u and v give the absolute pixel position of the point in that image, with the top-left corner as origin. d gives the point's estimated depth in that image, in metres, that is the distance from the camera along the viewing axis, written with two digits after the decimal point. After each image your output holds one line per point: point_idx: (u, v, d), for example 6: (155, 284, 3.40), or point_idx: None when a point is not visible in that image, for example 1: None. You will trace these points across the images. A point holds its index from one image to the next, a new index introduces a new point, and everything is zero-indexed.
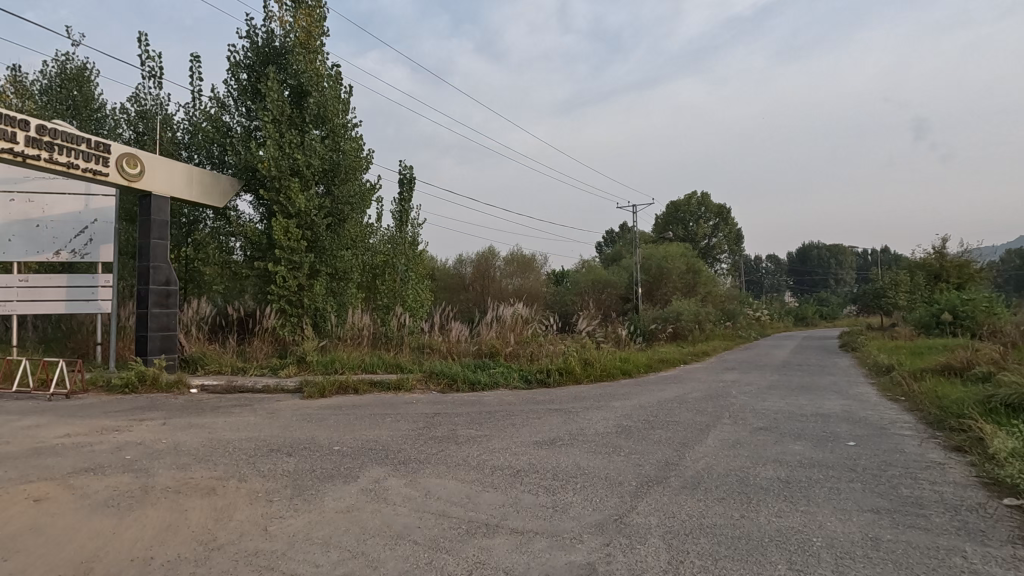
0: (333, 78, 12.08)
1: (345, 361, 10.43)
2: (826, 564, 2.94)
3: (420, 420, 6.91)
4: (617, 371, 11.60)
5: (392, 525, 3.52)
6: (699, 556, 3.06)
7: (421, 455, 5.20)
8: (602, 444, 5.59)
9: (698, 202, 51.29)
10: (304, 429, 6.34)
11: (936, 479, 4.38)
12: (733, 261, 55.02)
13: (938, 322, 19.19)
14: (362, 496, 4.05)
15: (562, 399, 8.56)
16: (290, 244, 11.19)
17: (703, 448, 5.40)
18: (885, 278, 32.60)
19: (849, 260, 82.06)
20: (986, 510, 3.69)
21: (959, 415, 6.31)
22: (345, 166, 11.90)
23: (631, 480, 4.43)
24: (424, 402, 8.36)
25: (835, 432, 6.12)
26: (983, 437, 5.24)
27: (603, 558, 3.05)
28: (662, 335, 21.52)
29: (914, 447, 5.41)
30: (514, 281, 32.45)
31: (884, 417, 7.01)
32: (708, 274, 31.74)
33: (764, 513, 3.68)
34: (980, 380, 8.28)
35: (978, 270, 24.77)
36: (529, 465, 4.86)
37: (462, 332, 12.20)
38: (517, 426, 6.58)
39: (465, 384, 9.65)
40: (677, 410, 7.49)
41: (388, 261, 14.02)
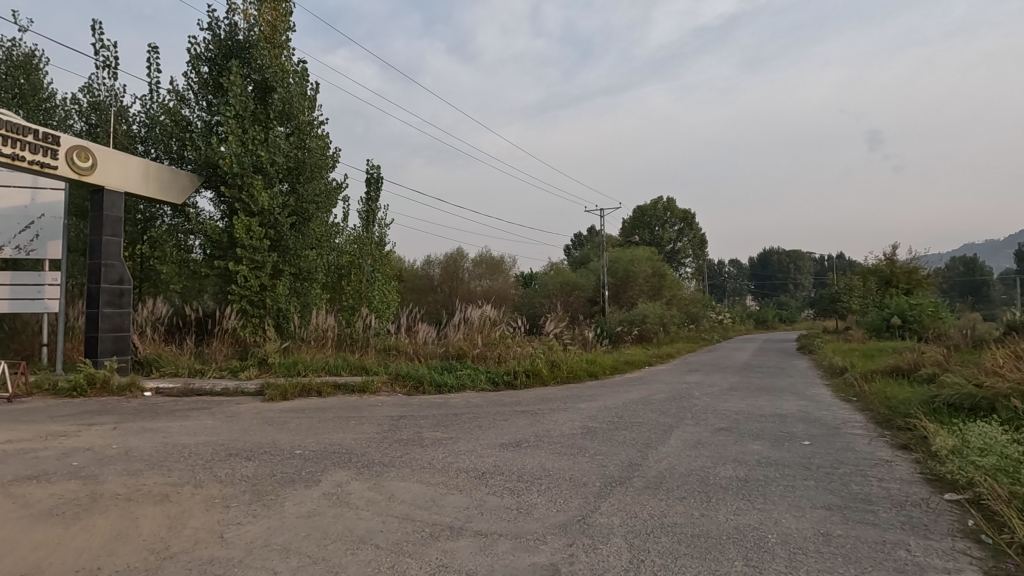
0: (299, 74, 11.86)
1: (308, 363, 10.23)
2: (780, 560, 3.03)
3: (386, 422, 6.83)
4: (583, 373, 11.72)
5: (354, 529, 3.47)
6: (660, 555, 3.11)
7: (386, 458, 5.14)
8: (567, 446, 5.64)
9: (664, 207, 52.46)
10: (265, 433, 6.19)
11: (884, 476, 4.58)
12: (698, 266, 56.24)
13: (888, 325, 20.09)
14: (325, 500, 3.98)
15: (529, 401, 8.60)
16: (252, 243, 10.90)
17: (665, 448, 5.51)
18: (840, 282, 33.93)
19: (806, 266, 85.07)
20: (929, 505, 3.87)
21: (905, 414, 6.62)
22: (310, 164, 11.69)
23: (595, 480, 4.49)
24: (390, 404, 8.26)
25: (792, 432, 6.32)
26: (926, 435, 5.52)
27: (566, 559, 3.08)
28: (628, 338, 21.89)
29: (864, 446, 5.64)
30: (482, 283, 32.44)
31: (837, 417, 7.28)
32: (673, 277, 32.39)
33: (723, 511, 3.77)
34: (925, 381, 8.71)
35: (926, 277, 26.04)
36: (494, 468, 4.86)
37: (429, 333, 12.12)
38: (483, 428, 6.58)
39: (431, 386, 9.60)
40: (641, 411, 7.62)
41: (354, 262, 13.85)
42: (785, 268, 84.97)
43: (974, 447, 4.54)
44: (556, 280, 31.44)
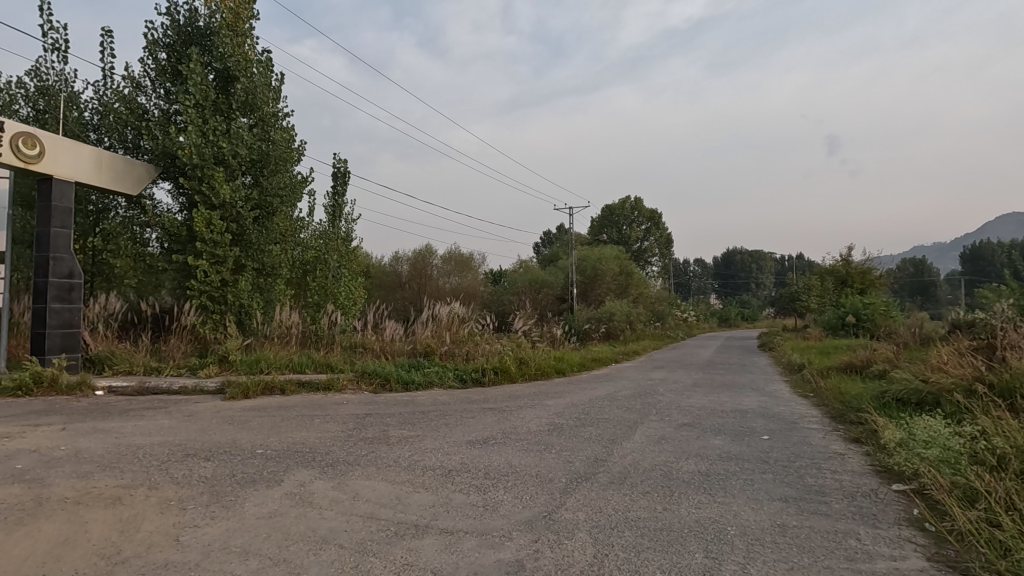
0: (263, 64, 11.55)
1: (271, 360, 9.98)
2: (738, 551, 3.12)
3: (351, 421, 6.73)
4: (551, 370, 11.80)
5: (317, 529, 3.41)
6: (624, 549, 3.16)
7: (350, 457, 5.07)
8: (534, 442, 5.68)
9: (632, 207, 53.20)
10: (224, 432, 6.03)
11: (837, 468, 4.76)
12: (664, 265, 57.23)
13: (843, 324, 20.89)
14: (286, 501, 3.89)
15: (496, 398, 8.61)
16: (213, 237, 10.56)
17: (629, 444, 5.59)
18: (799, 282, 35.05)
19: (767, 266, 87.58)
20: (878, 495, 4.05)
21: (857, 409, 6.90)
22: (274, 157, 11.41)
23: (561, 476, 4.53)
24: (356, 402, 8.15)
25: (751, 427, 6.50)
26: (876, 429, 5.76)
27: (531, 554, 3.10)
28: (595, 335, 22.14)
29: (819, 440, 5.85)
30: (451, 280, 32.29)
31: (795, 412, 7.54)
32: (640, 275, 32.90)
33: (685, 505, 3.86)
34: (877, 377, 9.10)
35: (878, 277, 27.15)
36: (461, 465, 4.85)
37: (396, 331, 12.01)
38: (450, 425, 6.55)
39: (398, 384, 9.50)
40: (607, 407, 7.72)
41: (319, 257, 13.60)
42: (747, 268, 87.33)
43: (919, 440, 4.76)
44: (525, 278, 31.53)
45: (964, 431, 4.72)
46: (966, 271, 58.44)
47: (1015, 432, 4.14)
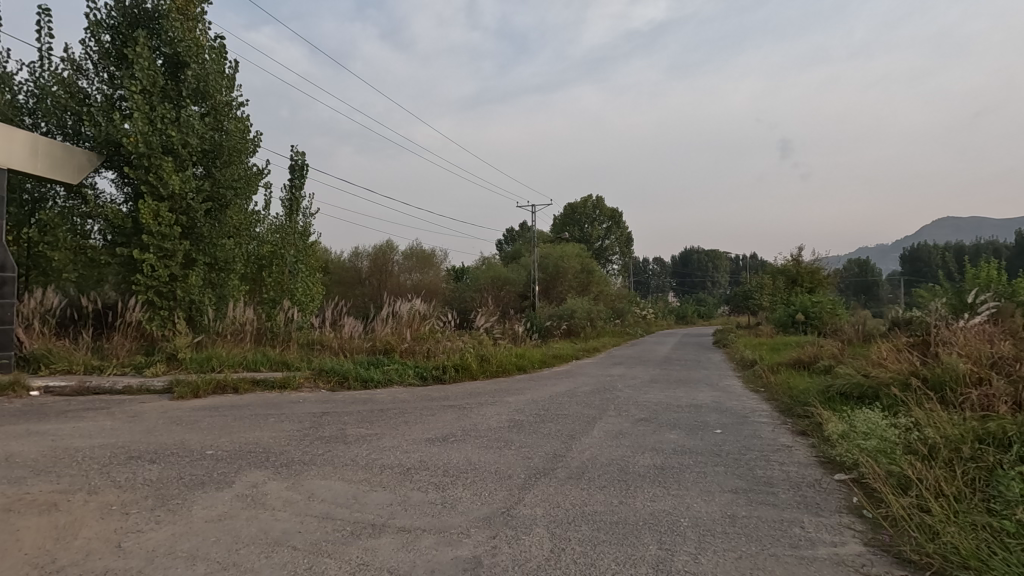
0: (216, 51, 11.12)
1: (223, 358, 9.64)
2: (690, 542, 3.21)
3: (307, 419, 6.59)
4: (512, 367, 11.84)
5: (269, 531, 3.32)
6: (580, 542, 3.21)
7: (306, 456, 4.95)
8: (494, 439, 5.69)
9: (593, 206, 53.85)
10: (171, 432, 5.79)
11: (784, 460, 4.96)
12: (624, 263, 58.16)
13: (793, 321, 21.75)
14: (238, 503, 3.77)
15: (456, 395, 8.58)
16: (161, 230, 10.09)
17: (588, 439, 5.68)
18: (752, 281, 36.32)
19: (723, 265, 90.29)
20: (822, 485, 4.24)
21: (804, 403, 7.22)
22: (228, 147, 11.03)
23: (520, 472, 4.56)
24: (312, 400, 7.98)
25: (705, 421, 6.71)
26: (821, 422, 6.03)
27: (489, 550, 3.11)
28: (557, 332, 22.36)
29: (768, 433, 6.08)
30: (412, 276, 31.97)
31: (746, 406, 7.81)
32: (601, 274, 33.37)
33: (640, 498, 3.95)
34: (823, 371, 9.53)
35: (826, 277, 28.39)
36: (420, 463, 4.81)
37: (355, 327, 11.82)
38: (409, 423, 6.49)
39: (356, 381, 9.36)
40: (566, 403, 7.82)
41: (276, 252, 13.22)
42: (704, 267, 89.86)
43: (860, 432, 5.03)
44: (487, 275, 31.54)
45: (900, 423, 5.00)
46: (905, 271, 61.86)
47: (945, 424, 4.40)
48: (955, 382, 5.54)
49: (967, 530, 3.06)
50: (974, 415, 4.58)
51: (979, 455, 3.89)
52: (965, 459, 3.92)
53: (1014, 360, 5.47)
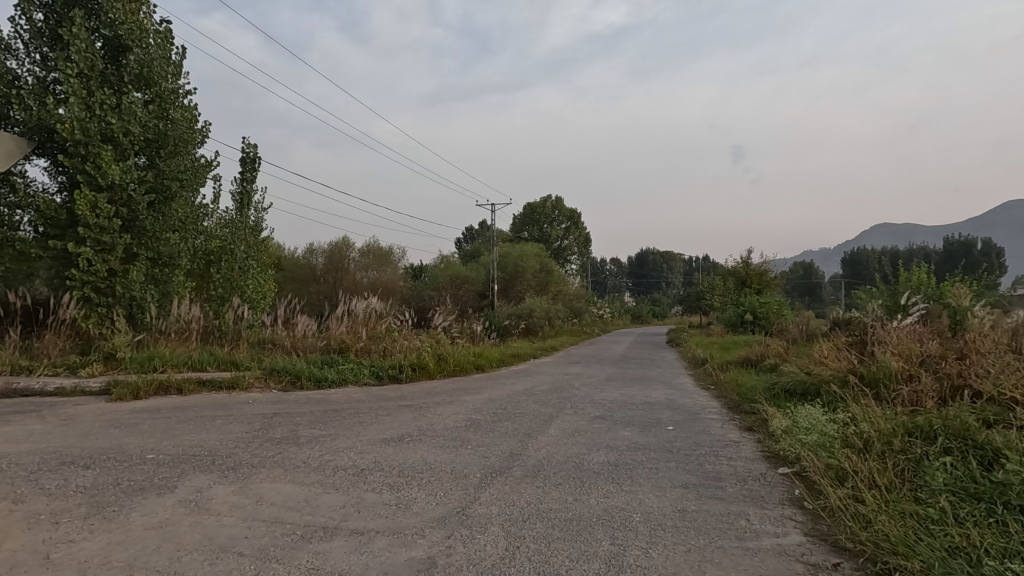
0: (161, 35, 10.63)
1: (167, 358, 9.21)
2: (642, 536, 3.29)
3: (256, 421, 6.37)
4: (470, 366, 11.81)
5: (214, 537, 3.19)
6: (535, 540, 3.23)
7: (255, 459, 4.79)
8: (451, 438, 5.66)
9: (552, 206, 54.33)
10: (109, 436, 5.49)
11: (732, 455, 5.14)
12: (582, 262, 58.90)
13: (742, 321, 22.58)
14: (180, 509, 3.61)
15: (413, 395, 8.49)
16: (99, 222, 9.52)
17: (544, 437, 5.73)
18: (704, 282, 37.50)
19: (677, 266, 92.74)
20: (766, 479, 4.42)
21: (751, 400, 7.51)
22: (173, 137, 10.56)
23: (476, 471, 4.55)
24: (262, 401, 7.71)
25: (658, 418, 6.87)
26: (767, 418, 6.29)
27: (443, 551, 3.09)
28: (515, 331, 22.46)
29: (718, 429, 6.28)
30: (369, 274, 31.43)
31: (697, 403, 8.05)
32: (559, 274, 33.71)
33: (594, 494, 4.01)
34: (769, 369, 9.94)
35: (773, 278, 29.59)
36: (374, 464, 4.73)
37: (309, 326, 11.53)
38: (364, 423, 6.37)
39: (310, 381, 9.13)
40: (524, 402, 7.85)
41: (225, 247, 12.77)
42: (659, 268, 92.14)
43: (802, 428, 5.28)
44: (445, 273, 31.31)
45: (838, 419, 5.27)
46: (845, 274, 65.14)
47: (878, 418, 4.67)
48: (889, 379, 5.87)
49: (896, 518, 3.25)
50: (904, 410, 4.87)
51: (908, 448, 4.13)
52: (895, 451, 4.17)
53: (941, 358, 5.82)
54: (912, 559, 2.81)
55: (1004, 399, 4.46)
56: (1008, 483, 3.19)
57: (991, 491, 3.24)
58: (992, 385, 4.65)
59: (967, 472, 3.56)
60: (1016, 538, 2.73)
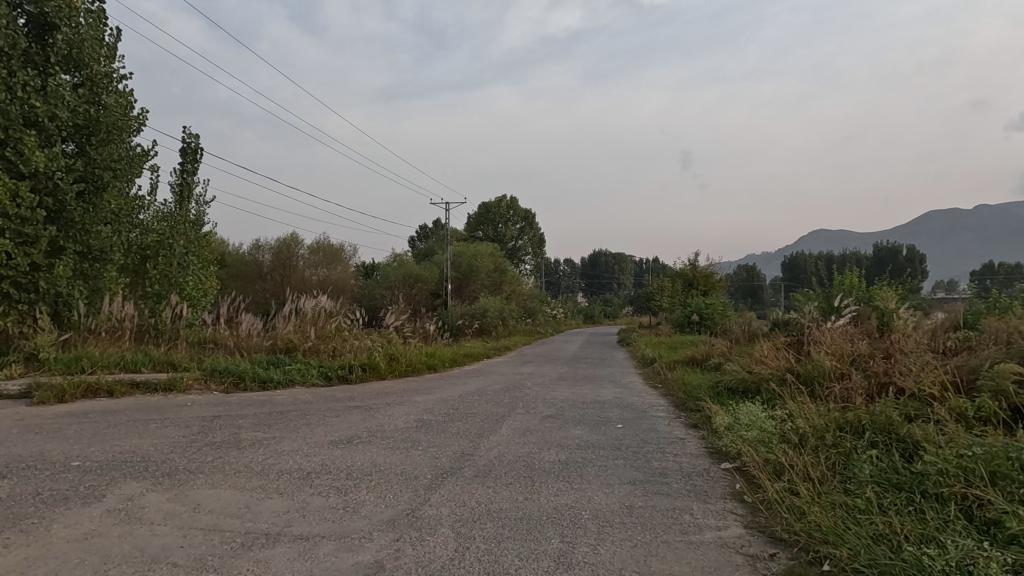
0: (93, 15, 9.98)
1: (96, 359, 8.65)
2: (590, 534, 3.33)
3: (195, 424, 6.08)
4: (422, 367, 11.67)
5: (145, 548, 3.02)
6: (484, 540, 3.22)
7: (192, 464, 4.57)
8: (401, 439, 5.57)
9: (507, 206, 54.52)
10: (28, 443, 5.11)
11: (678, 451, 5.30)
12: (537, 263, 59.34)
13: (689, 322, 23.33)
14: (108, 518, 3.40)
15: (363, 396, 8.33)
16: (20, 213, 8.64)
17: (495, 437, 5.73)
18: (653, 283, 38.54)
19: (628, 267, 94.78)
20: (710, 474, 4.58)
21: (696, 398, 7.76)
22: (106, 124, 9.97)
23: (427, 472, 4.50)
24: (202, 404, 7.36)
25: (608, 416, 7.00)
26: (710, 415, 6.52)
27: (391, 554, 3.03)
28: (468, 331, 22.40)
29: (665, 426, 6.45)
30: (319, 272, 30.59)
31: (646, 401, 8.26)
32: (513, 274, 33.85)
33: (544, 493, 4.04)
34: (714, 368, 10.31)
35: (718, 280, 30.71)
36: (321, 467, 4.60)
37: (253, 324, 11.10)
38: (311, 425, 6.18)
39: (254, 382, 8.79)
40: (476, 402, 7.83)
41: (162, 242, 12.14)
42: (611, 269, 93.99)
43: (743, 424, 5.51)
44: (398, 272, 30.85)
45: (777, 415, 5.52)
46: (785, 277, 68.41)
47: (812, 415, 4.91)
48: (823, 377, 6.20)
49: (828, 508, 3.43)
50: (836, 406, 5.14)
51: (839, 442, 4.37)
52: (827, 446, 4.39)
53: (870, 357, 6.19)
54: (841, 547, 2.96)
55: (924, 395, 4.78)
56: (926, 473, 3.41)
57: (912, 481, 3.46)
58: (913, 382, 4.98)
59: (891, 464, 3.79)
60: (932, 524, 2.93)
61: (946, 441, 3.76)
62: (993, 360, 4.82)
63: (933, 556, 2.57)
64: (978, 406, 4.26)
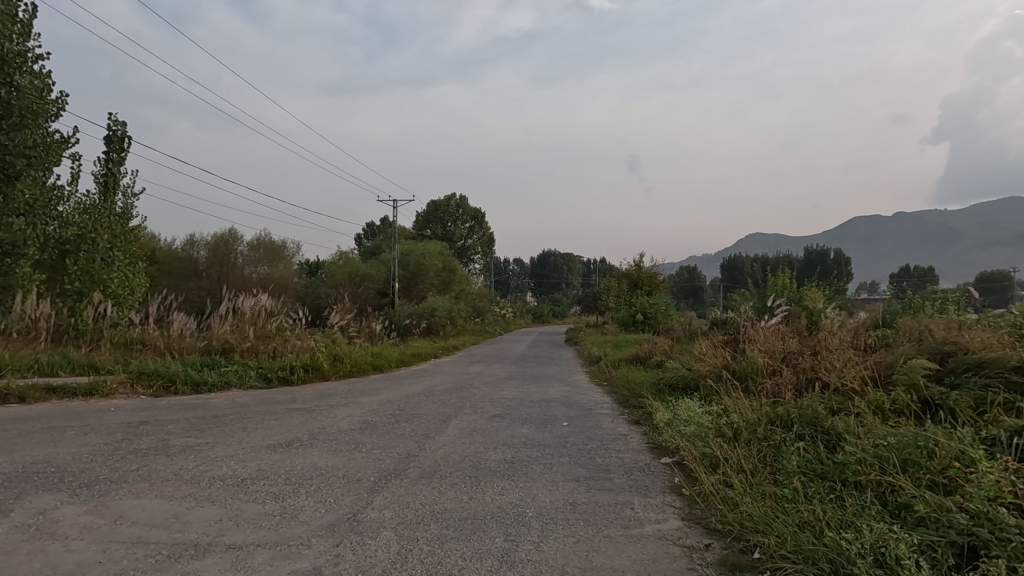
0: None
1: (6, 361, 7.96)
2: (534, 531, 3.36)
3: (119, 431, 5.70)
4: (367, 367, 11.43)
5: (59, 565, 2.81)
6: (428, 542, 3.19)
7: (114, 474, 4.28)
8: (344, 442, 5.43)
9: (456, 204, 54.24)
10: None
11: (621, 448, 5.42)
12: (486, 262, 59.26)
13: (634, 321, 24.03)
14: (16, 535, 3.13)
15: (305, 398, 8.04)
16: None
17: (442, 437, 5.68)
18: (600, 283, 39.39)
19: (576, 267, 96.38)
20: (650, 469, 4.71)
21: (639, 395, 7.97)
22: (19, 107, 9.20)
23: (370, 475, 4.41)
24: (128, 409, 6.92)
25: (554, 415, 7.08)
26: (652, 412, 6.73)
27: (331, 560, 2.94)
28: (416, 331, 22.15)
29: (609, 423, 6.60)
30: (259, 269, 29.39)
31: (591, 399, 8.41)
32: (462, 273, 33.73)
33: (489, 492, 4.04)
34: (656, 365, 10.63)
35: (662, 281, 31.69)
36: (257, 472, 4.42)
37: (186, 324, 10.55)
38: (248, 429, 5.93)
39: (186, 385, 8.34)
40: (423, 402, 7.74)
41: (83, 236, 11.38)
42: (559, 269, 95.18)
43: (682, 420, 5.72)
44: (343, 271, 30.09)
45: (713, 411, 5.77)
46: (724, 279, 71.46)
47: (746, 410, 5.15)
48: (756, 373, 6.52)
49: (758, 499, 3.60)
50: (767, 401, 5.42)
51: (770, 436, 4.60)
52: (759, 439, 4.62)
53: (798, 354, 6.54)
54: (770, 535, 3.11)
55: (846, 389, 5.12)
56: (846, 462, 3.65)
57: (834, 470, 3.69)
58: (837, 377, 5.32)
59: (816, 455, 4.02)
60: (851, 510, 3.12)
61: (865, 432, 4.03)
62: (906, 356, 5.19)
63: (850, 540, 2.74)
64: (893, 399, 4.59)
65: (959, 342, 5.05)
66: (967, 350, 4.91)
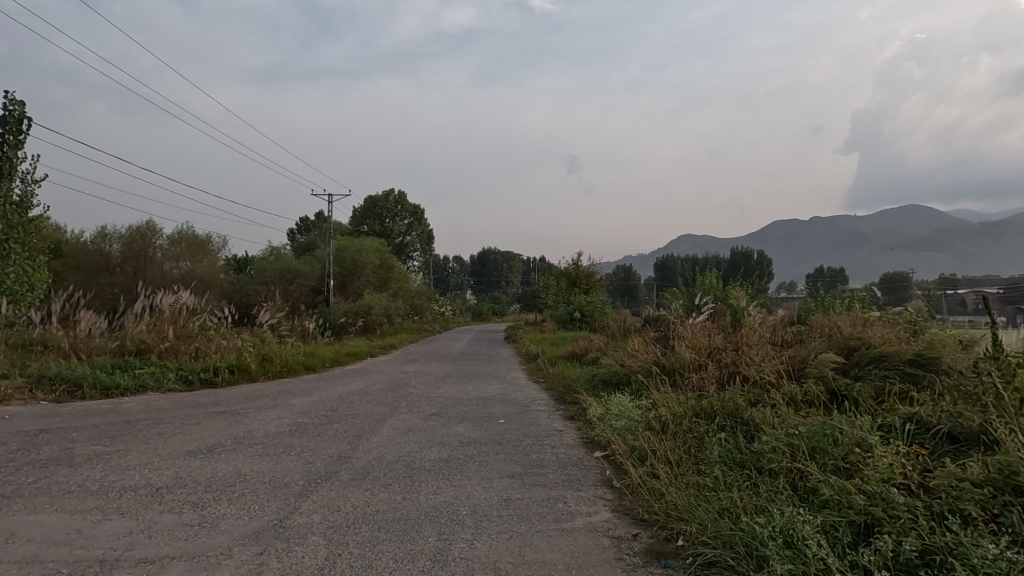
0: None
1: None
2: (468, 529, 3.35)
3: (13, 441, 5.20)
4: (299, 367, 11.01)
5: None
6: (358, 545, 3.11)
7: (6, 488, 3.89)
8: (271, 445, 5.21)
9: (395, 200, 53.17)
10: None
11: (556, 443, 5.52)
12: (426, 260, 58.49)
13: (571, 319, 24.44)
14: None
15: (229, 400, 7.64)
16: None
17: (376, 438, 5.57)
18: (539, 282, 39.83)
19: (515, 265, 97.01)
20: (583, 463, 4.82)
21: (574, 391, 8.13)
22: None
23: (298, 479, 4.25)
24: (26, 416, 6.31)
25: (491, 413, 7.09)
26: (586, 407, 6.88)
27: (253, 569, 2.82)
28: (351, 330, 21.55)
29: (545, 419, 6.69)
30: (180, 265, 27.62)
31: (528, 396, 8.49)
32: (401, 270, 33.14)
33: (423, 492, 3.99)
34: (591, 362, 10.87)
35: (599, 280, 32.44)
36: (174, 481, 4.15)
37: (95, 324, 9.76)
38: (164, 435, 5.56)
39: (94, 390, 7.72)
40: (357, 403, 7.53)
41: None
42: (499, 267, 95.46)
43: (614, 414, 5.89)
44: (275, 267, 28.80)
45: (643, 405, 5.98)
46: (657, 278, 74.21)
47: (674, 403, 5.38)
48: (684, 368, 6.80)
49: (683, 488, 3.76)
50: (693, 395, 5.67)
51: (694, 428, 4.82)
52: (684, 431, 4.83)
53: (722, 349, 6.89)
54: (692, 523, 3.26)
55: (763, 382, 5.44)
56: (763, 451, 3.87)
57: (751, 459, 3.91)
58: (756, 371, 5.65)
59: (736, 445, 4.25)
60: (765, 495, 3.32)
61: (779, 422, 4.30)
62: (817, 351, 5.59)
63: (763, 524, 2.91)
64: (804, 390, 4.92)
65: (863, 337, 5.50)
66: (869, 345, 5.36)
